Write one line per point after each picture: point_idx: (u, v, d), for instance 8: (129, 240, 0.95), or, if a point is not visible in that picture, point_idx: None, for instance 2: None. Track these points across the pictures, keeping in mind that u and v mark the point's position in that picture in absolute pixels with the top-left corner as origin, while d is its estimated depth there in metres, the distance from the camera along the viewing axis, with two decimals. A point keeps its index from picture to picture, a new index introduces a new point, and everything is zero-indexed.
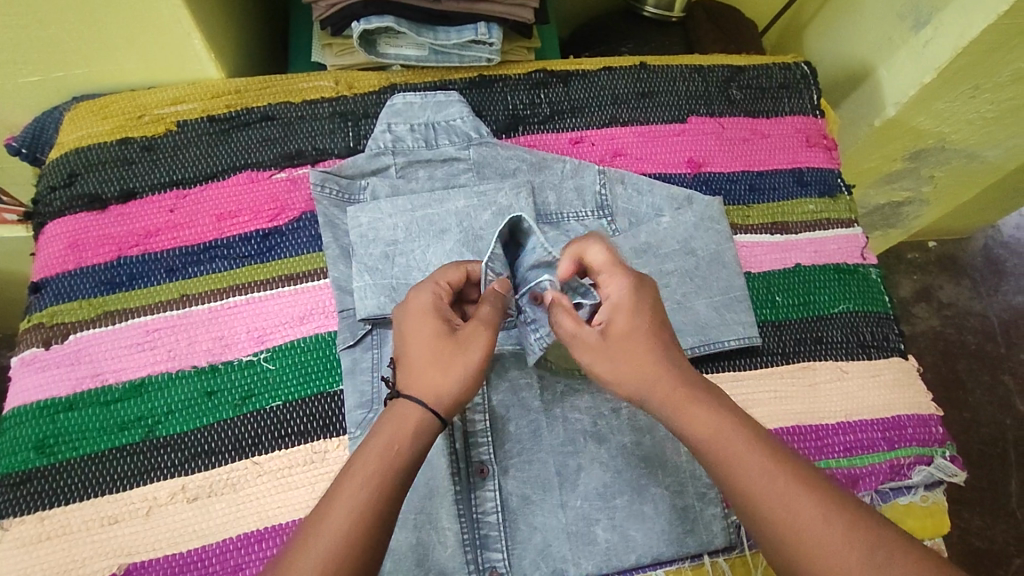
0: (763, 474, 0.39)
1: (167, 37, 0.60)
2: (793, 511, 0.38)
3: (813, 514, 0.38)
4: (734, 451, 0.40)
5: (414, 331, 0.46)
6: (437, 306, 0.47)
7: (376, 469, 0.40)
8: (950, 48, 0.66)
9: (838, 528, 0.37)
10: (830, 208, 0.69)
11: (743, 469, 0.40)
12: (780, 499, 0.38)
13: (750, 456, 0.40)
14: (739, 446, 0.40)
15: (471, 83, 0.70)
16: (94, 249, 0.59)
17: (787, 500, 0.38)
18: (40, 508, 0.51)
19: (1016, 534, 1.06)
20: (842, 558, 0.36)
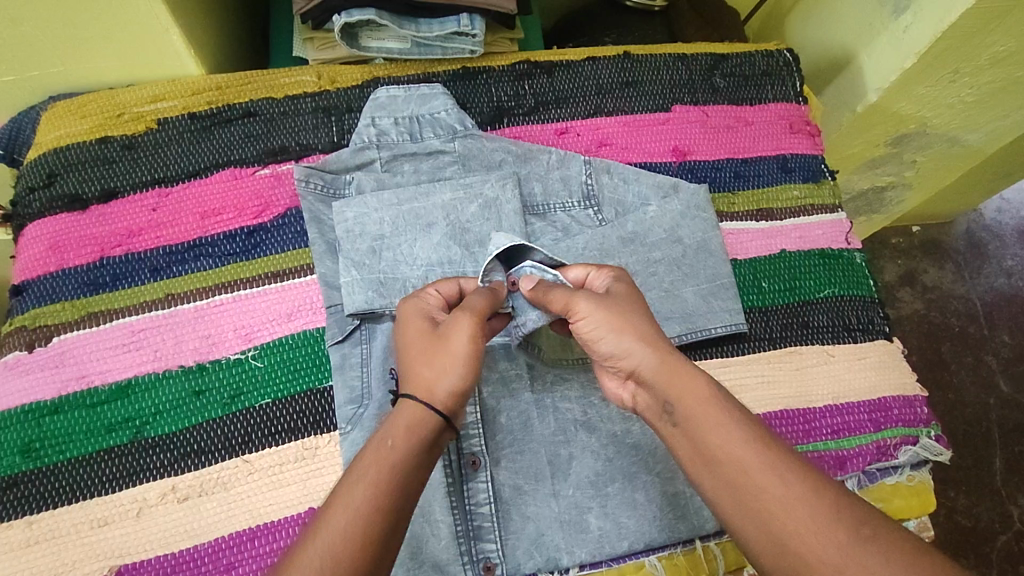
0: (738, 457, 0.40)
1: (144, 34, 0.59)
2: (768, 495, 0.38)
3: (785, 491, 0.38)
4: (710, 428, 0.41)
5: (405, 337, 0.47)
6: (422, 309, 0.49)
7: (374, 467, 0.40)
8: (929, 33, 0.66)
9: (813, 505, 0.37)
10: (813, 193, 0.70)
11: (718, 446, 0.41)
12: (754, 480, 0.39)
13: (725, 433, 0.41)
14: (716, 424, 0.41)
15: (455, 76, 0.69)
16: (76, 250, 0.58)
17: (764, 485, 0.39)
18: (28, 512, 0.51)
19: (1001, 512, 1.08)
20: (815, 539, 0.36)
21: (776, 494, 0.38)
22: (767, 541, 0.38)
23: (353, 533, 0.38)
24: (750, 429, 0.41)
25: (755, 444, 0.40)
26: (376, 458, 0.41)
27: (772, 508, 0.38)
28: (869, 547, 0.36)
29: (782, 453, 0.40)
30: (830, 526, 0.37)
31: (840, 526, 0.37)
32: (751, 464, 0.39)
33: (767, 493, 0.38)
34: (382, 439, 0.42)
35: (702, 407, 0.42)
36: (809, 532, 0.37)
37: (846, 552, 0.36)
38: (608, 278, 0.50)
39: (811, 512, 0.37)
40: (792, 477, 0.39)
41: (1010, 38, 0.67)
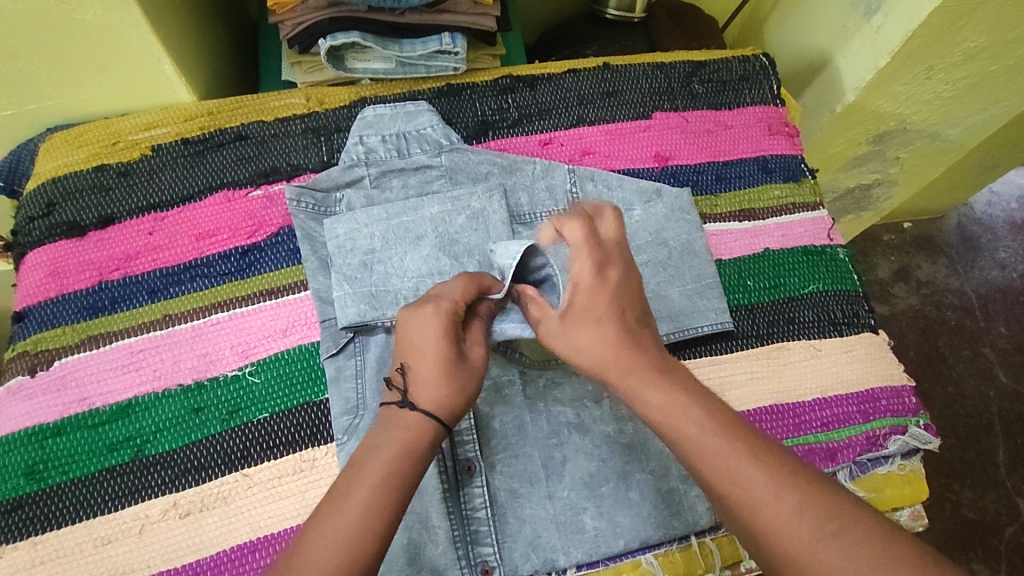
0: (715, 449, 0.41)
1: (137, 65, 0.62)
2: (744, 485, 0.40)
3: (761, 481, 0.40)
4: (685, 419, 0.43)
5: (425, 345, 0.47)
6: (454, 321, 0.49)
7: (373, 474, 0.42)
8: (901, 32, 0.68)
9: (786, 494, 0.39)
10: (795, 192, 0.72)
11: (695, 439, 0.42)
12: (730, 470, 0.41)
13: (698, 426, 0.42)
14: (691, 417, 0.43)
15: (440, 93, 0.71)
16: (76, 275, 0.60)
17: (737, 475, 0.40)
18: (32, 533, 0.51)
19: (1007, 504, 1.08)
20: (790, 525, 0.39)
21: (750, 484, 0.40)
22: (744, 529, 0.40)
23: (359, 533, 0.40)
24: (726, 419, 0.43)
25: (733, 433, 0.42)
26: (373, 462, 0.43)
27: (750, 496, 0.40)
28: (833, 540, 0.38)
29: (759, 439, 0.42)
30: (804, 516, 0.39)
31: (810, 516, 0.39)
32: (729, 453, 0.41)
33: (744, 485, 0.40)
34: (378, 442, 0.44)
35: (679, 399, 0.44)
36: (785, 519, 0.39)
37: (817, 543, 0.38)
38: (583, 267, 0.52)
39: (786, 500, 0.39)
40: (771, 462, 0.41)
41: (980, 35, 0.69)
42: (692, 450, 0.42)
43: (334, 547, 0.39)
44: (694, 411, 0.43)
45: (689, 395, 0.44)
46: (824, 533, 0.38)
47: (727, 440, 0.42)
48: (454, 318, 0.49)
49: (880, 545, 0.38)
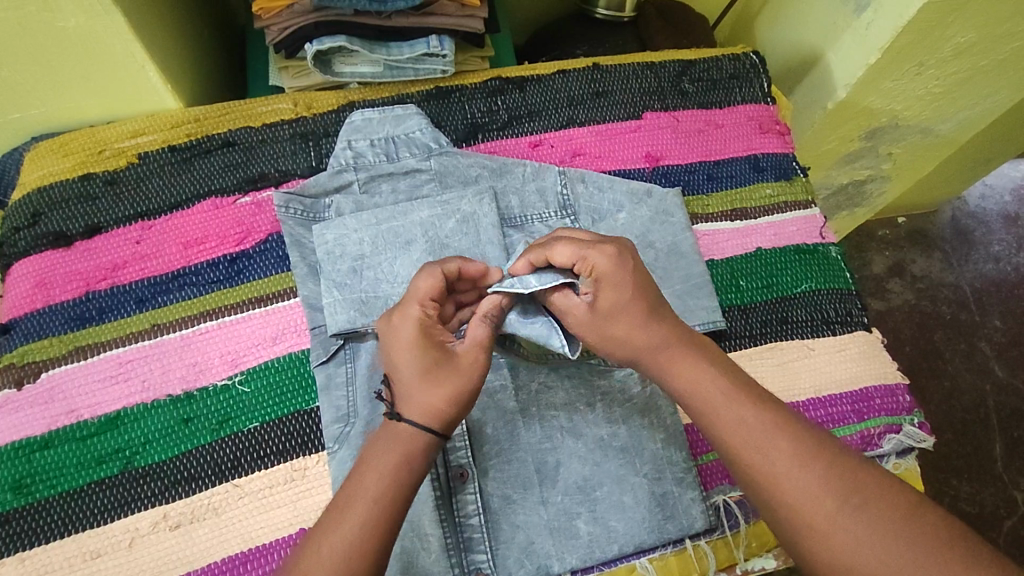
0: (739, 419, 0.43)
1: (121, 72, 0.61)
2: (769, 458, 0.42)
3: (784, 455, 0.42)
4: (716, 395, 0.45)
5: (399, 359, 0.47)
6: (426, 332, 0.47)
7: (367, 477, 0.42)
8: (890, 28, 0.68)
9: (808, 468, 0.41)
10: (785, 191, 0.71)
11: (725, 413, 0.44)
12: (757, 439, 0.42)
13: (727, 400, 0.44)
14: (721, 393, 0.45)
15: (428, 96, 0.71)
16: (62, 285, 0.59)
17: (763, 446, 0.42)
18: (21, 548, 0.51)
19: (1005, 498, 1.08)
20: (811, 499, 0.40)
21: (778, 460, 0.41)
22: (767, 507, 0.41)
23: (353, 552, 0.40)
24: (755, 394, 0.45)
25: (762, 407, 0.44)
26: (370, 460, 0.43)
27: (777, 470, 0.41)
28: (857, 514, 0.39)
29: (789, 415, 0.44)
30: (830, 489, 0.40)
31: (834, 490, 0.40)
32: (756, 426, 0.43)
33: (767, 458, 0.42)
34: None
35: (709, 377, 0.46)
36: (811, 493, 0.40)
37: (839, 517, 0.39)
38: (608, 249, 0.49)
39: (813, 474, 0.41)
40: (799, 437, 0.42)
41: (969, 30, 0.68)
42: (720, 424, 0.44)
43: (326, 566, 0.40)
44: (722, 387, 0.45)
45: (719, 371, 0.46)
46: (849, 507, 0.39)
47: (756, 414, 0.43)
48: (425, 328, 0.47)
49: (903, 519, 0.39)
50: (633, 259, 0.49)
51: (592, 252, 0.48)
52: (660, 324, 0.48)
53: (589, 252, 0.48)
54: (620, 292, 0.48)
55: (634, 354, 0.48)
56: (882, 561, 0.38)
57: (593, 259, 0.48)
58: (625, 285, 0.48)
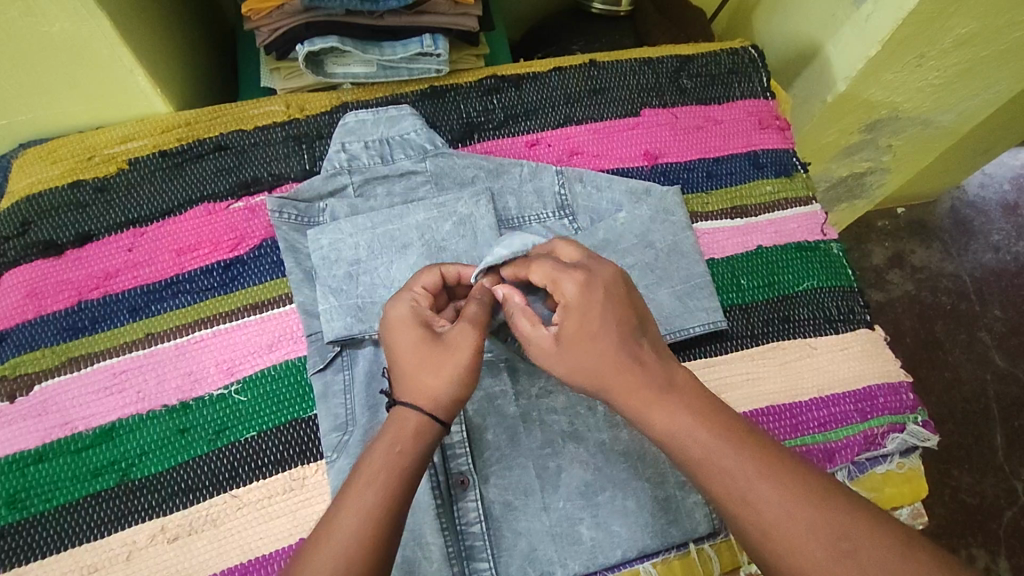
0: (726, 465, 0.41)
1: (110, 77, 0.60)
2: (758, 509, 0.40)
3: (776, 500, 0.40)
4: (700, 441, 0.42)
5: (393, 342, 0.47)
6: (416, 314, 0.48)
7: (368, 486, 0.41)
8: (891, 20, 0.67)
9: (798, 517, 0.40)
10: (786, 187, 0.70)
11: (711, 460, 0.42)
12: (742, 489, 0.41)
13: (712, 447, 0.42)
14: (704, 439, 0.42)
15: (423, 95, 0.70)
16: (54, 295, 0.58)
17: (751, 496, 0.40)
18: (18, 563, 0.50)
19: (1005, 488, 1.08)
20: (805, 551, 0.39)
21: (766, 507, 0.40)
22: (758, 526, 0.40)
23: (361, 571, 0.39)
24: (739, 434, 0.43)
25: (745, 451, 0.42)
26: (371, 469, 0.42)
27: (765, 518, 0.40)
28: (848, 560, 0.38)
29: (774, 453, 0.42)
30: (821, 536, 0.39)
31: (825, 536, 0.39)
32: (741, 474, 0.41)
33: (761, 506, 0.40)
34: (372, 450, 0.43)
35: (690, 420, 0.43)
36: (802, 540, 0.39)
37: (829, 564, 0.38)
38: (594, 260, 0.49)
39: (803, 519, 0.39)
40: (787, 478, 0.41)
41: (970, 21, 0.67)
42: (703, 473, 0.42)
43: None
44: (703, 432, 0.43)
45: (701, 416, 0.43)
46: (840, 554, 0.38)
47: (740, 459, 0.42)
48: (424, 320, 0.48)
49: (895, 560, 0.38)
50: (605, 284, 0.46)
51: (564, 276, 0.46)
52: (631, 358, 0.44)
53: (561, 277, 0.46)
54: (590, 320, 0.45)
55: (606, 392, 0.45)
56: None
57: (565, 285, 0.46)
58: (595, 316, 0.45)
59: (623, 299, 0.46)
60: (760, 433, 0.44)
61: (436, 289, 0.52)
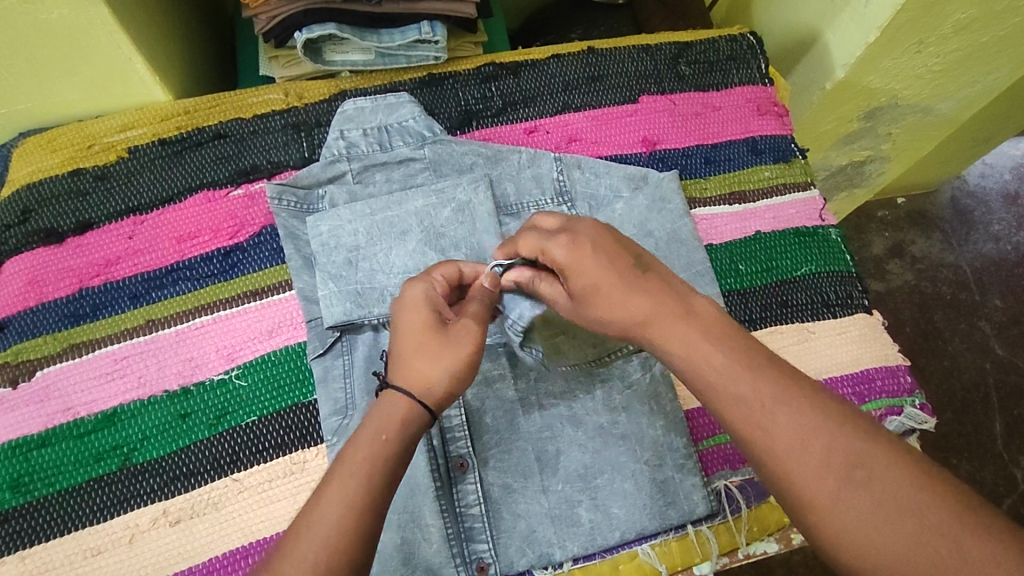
0: (740, 393, 0.41)
1: (108, 65, 0.60)
2: (771, 434, 0.40)
3: (790, 422, 0.40)
4: (715, 366, 0.43)
5: (404, 326, 0.47)
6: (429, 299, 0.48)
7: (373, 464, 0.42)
8: (889, 5, 0.67)
9: (812, 442, 0.39)
10: (785, 173, 0.71)
11: (724, 386, 0.42)
12: (757, 416, 0.41)
13: (725, 374, 0.42)
14: (718, 367, 0.43)
15: (421, 83, 0.70)
16: (55, 282, 0.59)
17: (764, 421, 0.40)
18: (21, 547, 0.51)
19: (1005, 476, 1.08)
20: (815, 475, 0.39)
21: (779, 430, 0.40)
22: (765, 467, 0.41)
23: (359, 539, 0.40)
24: (758, 364, 0.42)
25: (761, 376, 0.42)
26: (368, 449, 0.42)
27: (777, 442, 0.40)
28: (860, 488, 0.38)
29: (793, 379, 0.42)
30: (831, 464, 0.39)
31: (836, 466, 0.39)
32: (756, 400, 0.41)
33: (774, 429, 0.40)
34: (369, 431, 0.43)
35: (704, 347, 0.43)
36: (814, 466, 0.39)
37: (840, 494, 0.38)
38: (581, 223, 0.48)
39: (816, 446, 0.39)
40: (801, 406, 0.41)
41: (970, 6, 0.67)
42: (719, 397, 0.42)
43: (335, 538, 0.39)
44: (718, 360, 0.43)
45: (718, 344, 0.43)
46: (852, 481, 0.38)
47: (755, 385, 0.41)
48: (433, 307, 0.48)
49: (910, 491, 0.37)
50: (591, 236, 0.47)
51: (550, 242, 0.47)
52: (645, 294, 0.45)
53: (547, 244, 0.47)
54: (587, 274, 0.46)
55: (625, 329, 0.46)
56: (884, 534, 0.37)
57: (553, 251, 0.47)
58: (590, 268, 0.46)
59: (616, 244, 0.47)
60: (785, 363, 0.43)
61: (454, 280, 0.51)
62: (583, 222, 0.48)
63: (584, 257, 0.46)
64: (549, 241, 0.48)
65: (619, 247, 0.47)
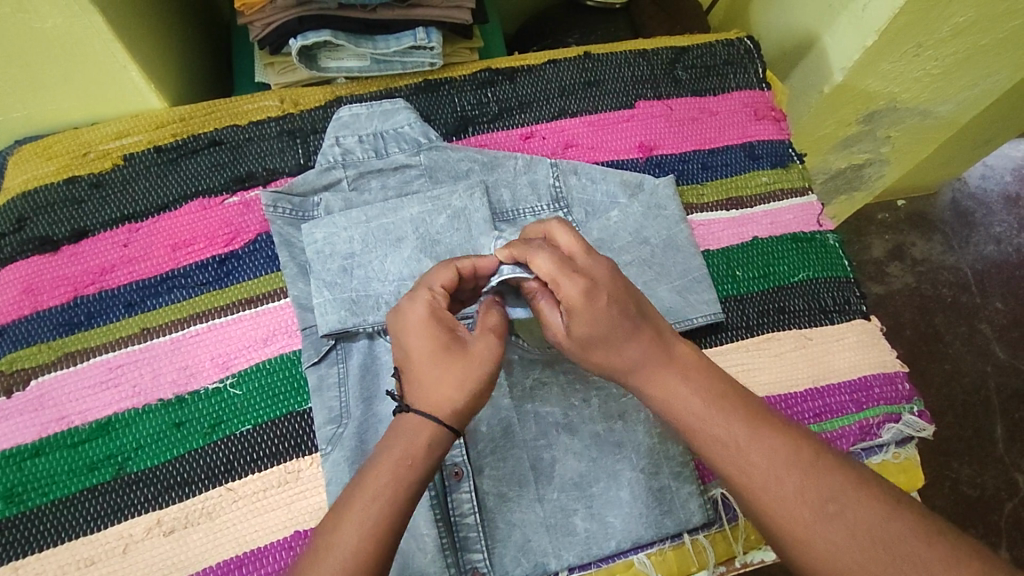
0: (718, 435, 0.45)
1: (103, 72, 0.60)
2: (749, 475, 0.43)
3: (767, 463, 0.43)
4: (694, 412, 0.46)
5: (416, 349, 0.46)
6: (436, 316, 0.47)
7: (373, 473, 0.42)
8: (887, 9, 0.67)
9: (787, 484, 0.42)
10: (782, 178, 0.70)
11: (703, 431, 0.45)
12: (733, 455, 0.44)
13: (705, 416, 0.45)
14: (696, 411, 0.46)
15: (417, 89, 0.70)
16: (50, 291, 0.59)
17: (742, 462, 0.44)
18: (15, 557, 0.51)
19: (1006, 480, 1.08)
20: (793, 513, 0.42)
21: (755, 471, 0.43)
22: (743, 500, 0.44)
23: (364, 547, 0.40)
24: (735, 406, 0.46)
25: (735, 417, 0.45)
26: None
27: (753, 479, 0.43)
28: (834, 520, 0.41)
29: (765, 421, 0.45)
30: (807, 499, 0.42)
31: (810, 501, 0.42)
32: (732, 442, 0.44)
33: (754, 469, 0.43)
34: None
35: (682, 394, 0.46)
36: (789, 503, 0.42)
37: (816, 524, 0.41)
38: (595, 263, 0.48)
39: (789, 485, 0.42)
40: (776, 447, 0.44)
41: (968, 9, 0.67)
42: (697, 439, 0.45)
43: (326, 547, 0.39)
44: (697, 403, 0.46)
45: (696, 389, 0.46)
46: (826, 514, 0.41)
47: (731, 428, 0.45)
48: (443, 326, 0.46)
49: (881, 523, 0.40)
50: (606, 281, 0.47)
51: (566, 279, 0.46)
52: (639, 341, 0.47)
53: (562, 279, 0.46)
54: (593, 322, 0.46)
55: (614, 372, 0.48)
56: (860, 563, 0.40)
57: (566, 290, 0.46)
58: (600, 317, 0.46)
59: (624, 289, 0.47)
60: (757, 404, 0.46)
61: (452, 287, 0.49)
62: (599, 265, 0.48)
63: (598, 306, 0.46)
64: (563, 278, 0.46)
65: (624, 290, 0.47)
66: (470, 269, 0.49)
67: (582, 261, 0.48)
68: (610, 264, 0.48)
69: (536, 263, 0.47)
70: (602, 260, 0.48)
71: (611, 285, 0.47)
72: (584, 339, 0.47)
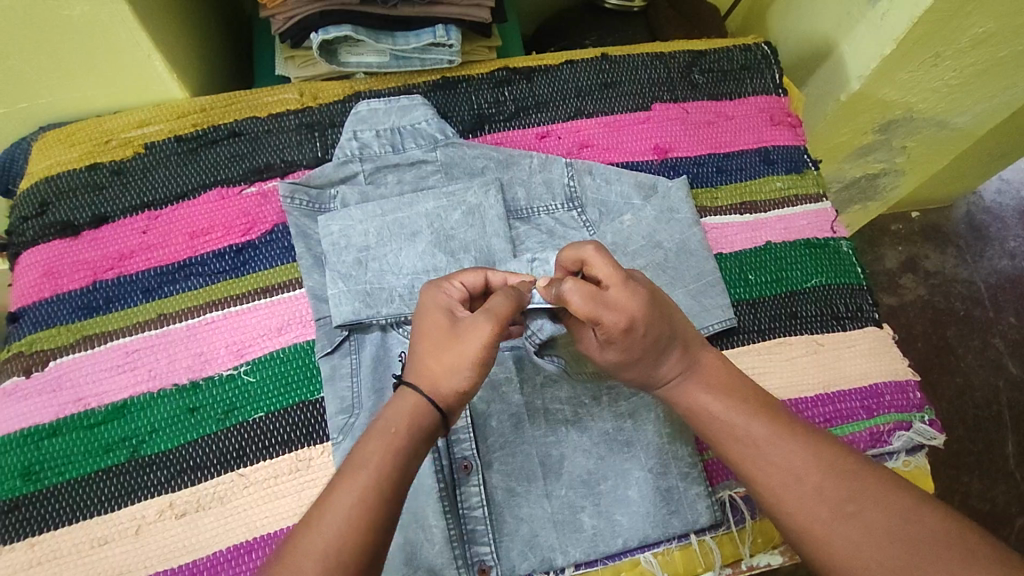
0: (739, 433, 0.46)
1: (128, 61, 0.61)
2: (767, 473, 0.44)
3: (790, 462, 0.44)
4: (716, 413, 0.47)
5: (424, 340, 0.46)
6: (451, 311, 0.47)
7: (391, 460, 0.42)
8: (906, 18, 0.66)
9: (806, 482, 0.43)
10: (797, 184, 0.70)
11: (724, 430, 0.47)
12: (752, 454, 0.45)
13: (728, 416, 0.47)
14: (718, 412, 0.47)
15: (434, 86, 0.70)
16: (71, 274, 0.60)
17: (760, 461, 0.45)
18: (30, 534, 0.52)
19: (1017, 495, 1.06)
20: (810, 510, 0.42)
21: (773, 469, 0.44)
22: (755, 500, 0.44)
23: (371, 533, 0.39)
24: (755, 407, 0.47)
25: (757, 417, 0.46)
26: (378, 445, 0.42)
27: (770, 480, 0.44)
28: (851, 520, 0.41)
29: (787, 422, 0.46)
30: (825, 497, 0.42)
31: (828, 500, 0.42)
32: (750, 442, 0.45)
33: (773, 467, 0.44)
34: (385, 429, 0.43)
35: (705, 397, 0.48)
36: (807, 500, 0.42)
37: (833, 524, 0.41)
38: (632, 293, 0.46)
39: (808, 483, 0.43)
40: (796, 447, 0.44)
41: (988, 20, 0.66)
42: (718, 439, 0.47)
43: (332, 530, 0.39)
44: (719, 406, 0.47)
45: (720, 394, 0.48)
46: (844, 514, 0.41)
47: (751, 427, 0.46)
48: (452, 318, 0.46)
49: (901, 522, 0.40)
50: (640, 310, 0.46)
51: (605, 314, 0.45)
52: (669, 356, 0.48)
53: (600, 315, 0.45)
54: (630, 348, 0.47)
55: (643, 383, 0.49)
56: (879, 561, 0.39)
57: (606, 323, 0.45)
58: (635, 346, 0.46)
59: (659, 315, 0.47)
60: (779, 408, 0.47)
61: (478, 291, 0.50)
62: (635, 295, 0.46)
63: (635, 338, 0.46)
64: (602, 313, 0.45)
65: (659, 319, 0.47)
66: (499, 283, 0.51)
67: (618, 291, 0.46)
68: (646, 290, 0.47)
69: (570, 299, 0.45)
70: (638, 289, 0.46)
71: (647, 313, 0.46)
72: (618, 361, 0.48)
